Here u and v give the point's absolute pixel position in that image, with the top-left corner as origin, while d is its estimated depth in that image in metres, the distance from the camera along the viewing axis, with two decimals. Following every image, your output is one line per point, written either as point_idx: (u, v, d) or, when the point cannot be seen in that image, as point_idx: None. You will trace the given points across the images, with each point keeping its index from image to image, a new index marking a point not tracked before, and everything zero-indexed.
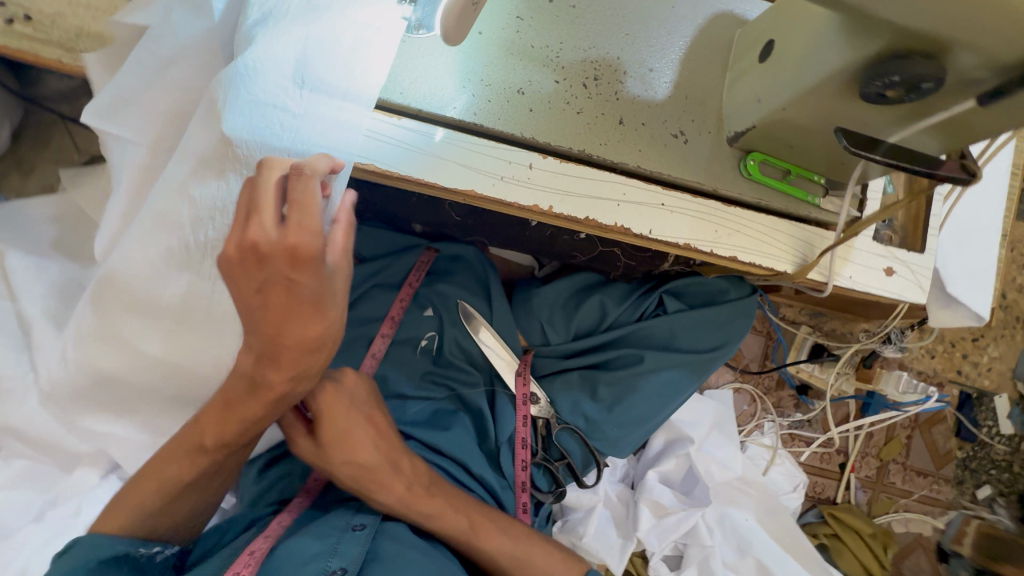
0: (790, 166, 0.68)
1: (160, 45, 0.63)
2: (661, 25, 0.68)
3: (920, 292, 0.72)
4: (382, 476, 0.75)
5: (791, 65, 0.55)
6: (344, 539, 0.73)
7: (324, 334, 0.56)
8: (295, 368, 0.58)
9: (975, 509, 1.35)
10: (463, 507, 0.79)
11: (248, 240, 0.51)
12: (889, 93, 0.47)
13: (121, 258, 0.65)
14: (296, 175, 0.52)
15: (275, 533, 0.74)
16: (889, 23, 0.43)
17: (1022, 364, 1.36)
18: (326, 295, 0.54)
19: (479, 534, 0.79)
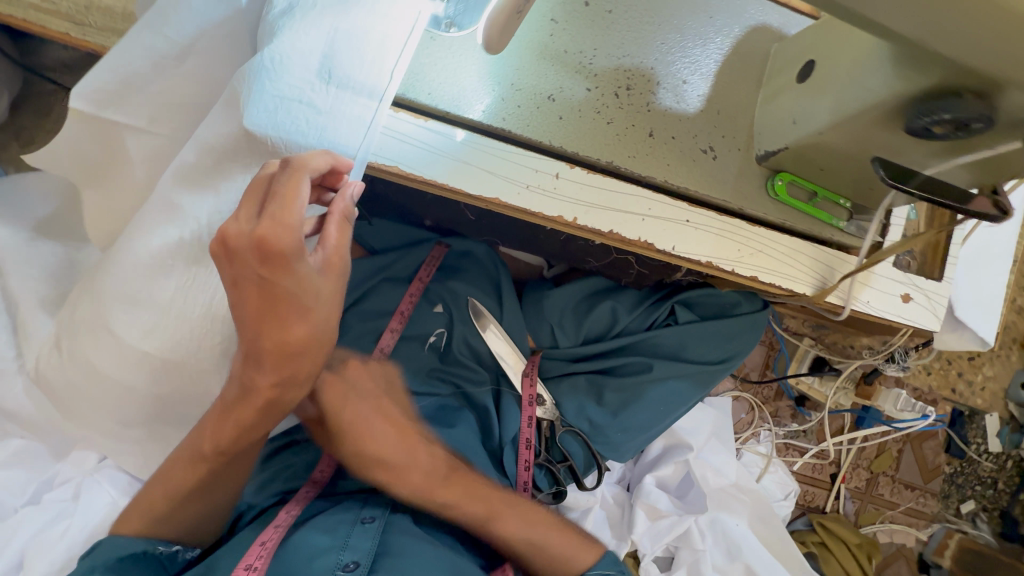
0: (817, 188, 0.67)
1: (179, 26, 0.61)
2: (697, 36, 0.66)
3: (934, 319, 0.73)
4: (407, 461, 0.77)
5: (834, 88, 0.54)
6: (354, 533, 0.74)
7: (309, 337, 0.55)
8: (280, 371, 0.56)
9: (959, 523, 1.39)
10: (483, 495, 0.79)
11: (221, 232, 0.49)
12: (936, 128, 0.47)
13: (132, 247, 0.63)
14: (280, 169, 0.50)
15: (284, 523, 0.75)
16: (947, 58, 0.42)
17: (1015, 385, 1.37)
18: (306, 293, 0.52)
19: (497, 520, 0.79)
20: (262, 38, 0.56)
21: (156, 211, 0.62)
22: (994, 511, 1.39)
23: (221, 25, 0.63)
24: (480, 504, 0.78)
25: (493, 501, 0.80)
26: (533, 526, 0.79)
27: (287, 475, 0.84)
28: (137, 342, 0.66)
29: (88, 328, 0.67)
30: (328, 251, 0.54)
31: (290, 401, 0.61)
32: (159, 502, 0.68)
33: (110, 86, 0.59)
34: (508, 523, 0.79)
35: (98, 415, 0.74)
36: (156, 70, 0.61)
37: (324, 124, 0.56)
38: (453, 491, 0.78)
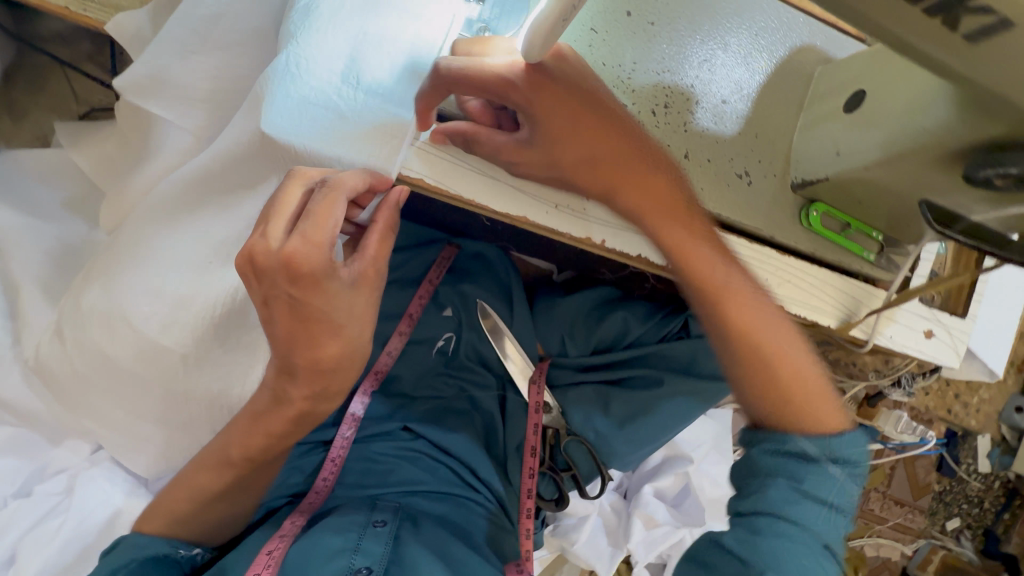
0: (851, 219, 0.65)
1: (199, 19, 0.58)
2: (739, 54, 0.63)
3: (954, 356, 0.72)
4: (634, 180, 0.57)
5: (886, 123, 0.52)
6: (366, 535, 0.74)
7: (344, 352, 0.53)
8: (312, 385, 0.56)
9: (944, 540, 1.40)
10: (724, 265, 0.58)
11: (249, 249, 0.49)
12: (998, 182, 0.44)
13: (166, 246, 0.64)
14: (320, 189, 0.50)
15: (289, 533, 0.74)
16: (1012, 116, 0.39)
17: (1007, 408, 1.38)
18: (335, 315, 0.51)
19: (722, 299, 0.57)
20: (286, 36, 0.52)
21: (198, 200, 0.65)
22: (978, 529, 1.42)
23: (245, 20, 0.60)
24: (714, 279, 0.57)
25: (731, 281, 0.58)
26: (775, 339, 0.57)
27: (292, 481, 0.85)
28: (151, 341, 0.64)
29: (100, 317, 0.64)
30: (364, 263, 0.53)
31: (321, 413, 0.61)
32: (179, 507, 0.66)
33: (144, 78, 0.59)
34: (744, 309, 0.57)
35: (102, 410, 0.72)
36: (178, 62, 0.59)
37: (350, 132, 0.53)
38: (677, 217, 0.58)
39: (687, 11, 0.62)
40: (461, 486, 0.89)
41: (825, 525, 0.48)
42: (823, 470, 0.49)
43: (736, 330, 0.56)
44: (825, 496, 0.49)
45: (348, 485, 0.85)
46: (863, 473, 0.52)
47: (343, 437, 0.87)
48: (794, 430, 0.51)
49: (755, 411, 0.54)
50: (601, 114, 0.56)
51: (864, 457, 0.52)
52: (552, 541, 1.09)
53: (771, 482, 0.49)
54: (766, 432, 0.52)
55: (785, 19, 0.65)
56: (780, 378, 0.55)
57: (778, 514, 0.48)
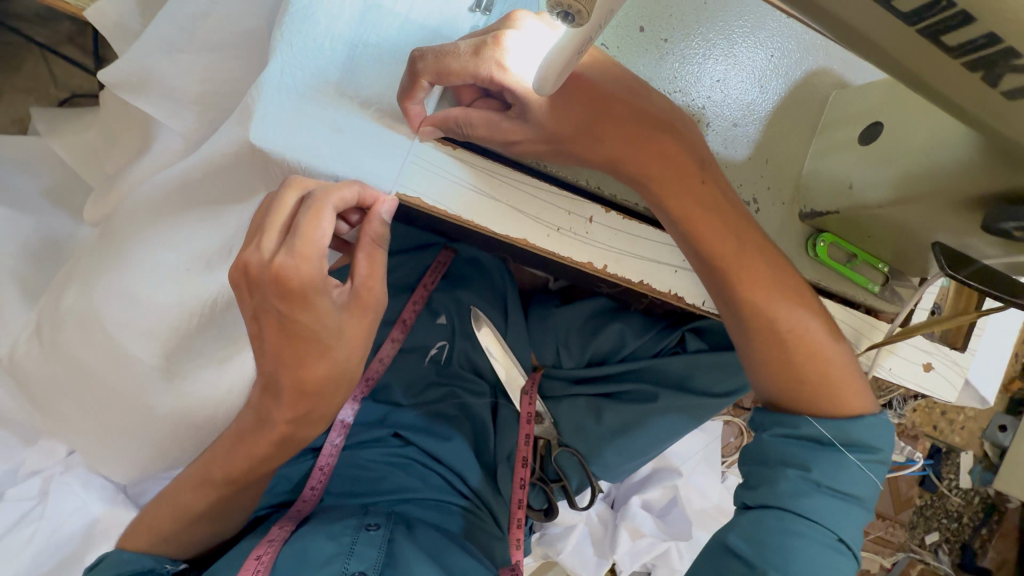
0: (857, 251, 0.64)
1: (185, 20, 0.55)
2: (754, 75, 0.61)
3: (952, 390, 0.71)
4: (642, 151, 0.53)
5: (905, 160, 0.50)
6: (359, 540, 0.72)
7: (330, 374, 0.51)
8: (296, 408, 0.52)
9: (922, 553, 1.31)
10: (755, 261, 0.56)
11: (243, 259, 0.48)
12: (1017, 234, 0.43)
13: (146, 254, 0.60)
14: (304, 203, 0.47)
15: (279, 537, 0.72)
16: None
17: (993, 424, 1.28)
18: (325, 335, 0.49)
19: (753, 289, 0.56)
20: (276, 42, 0.48)
21: (174, 202, 0.60)
22: (955, 544, 1.35)
23: (239, 20, 0.55)
24: (721, 251, 0.55)
25: (744, 252, 0.56)
26: (788, 313, 0.56)
27: (278, 490, 0.83)
28: (136, 348, 0.62)
29: (78, 320, 0.62)
30: (356, 284, 0.50)
31: (306, 437, 0.57)
32: (163, 522, 0.64)
33: (132, 76, 0.56)
34: (755, 281, 0.56)
35: (77, 418, 0.69)
36: (166, 60, 0.56)
37: (344, 148, 0.51)
38: (687, 188, 0.54)
39: (703, 29, 0.59)
40: (451, 493, 0.88)
41: (836, 511, 0.53)
42: (835, 458, 0.54)
43: (747, 308, 0.56)
44: (836, 484, 0.54)
45: (335, 496, 0.84)
46: (881, 458, 0.56)
47: (332, 445, 0.85)
48: (808, 411, 0.57)
49: (772, 393, 0.58)
50: (609, 80, 0.52)
51: (879, 440, 0.56)
52: (539, 549, 1.08)
53: (781, 472, 0.55)
54: (783, 417, 0.58)
55: (804, 40, 0.62)
56: (795, 361, 0.56)
57: (788, 505, 0.53)
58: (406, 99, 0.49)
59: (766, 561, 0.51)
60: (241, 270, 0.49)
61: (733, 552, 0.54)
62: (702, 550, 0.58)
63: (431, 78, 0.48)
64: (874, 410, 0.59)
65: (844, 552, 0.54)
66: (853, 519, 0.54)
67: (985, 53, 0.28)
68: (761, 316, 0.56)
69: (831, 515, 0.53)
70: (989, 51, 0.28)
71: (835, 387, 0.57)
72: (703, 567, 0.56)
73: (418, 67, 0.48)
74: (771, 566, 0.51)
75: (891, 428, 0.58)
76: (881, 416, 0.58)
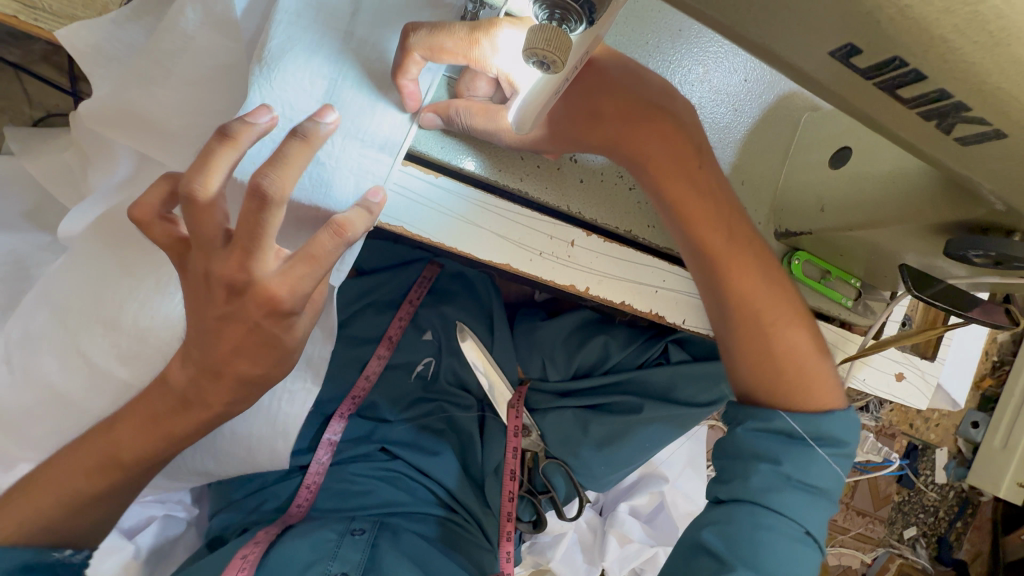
0: (830, 267, 0.67)
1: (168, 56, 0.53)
2: (729, 100, 0.63)
3: (923, 397, 0.74)
4: (650, 134, 0.53)
5: (873, 184, 0.52)
6: (344, 543, 0.75)
7: (268, 376, 0.50)
8: (237, 393, 0.50)
9: (901, 548, 1.32)
10: (744, 242, 0.57)
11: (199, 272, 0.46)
12: (976, 261, 0.44)
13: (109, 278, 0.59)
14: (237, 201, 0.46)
15: (265, 538, 0.75)
16: (990, 204, 0.42)
17: (964, 420, 1.27)
18: (300, 347, 0.52)
19: (736, 271, 0.57)
20: (255, 74, 0.47)
21: None
22: (932, 537, 1.35)
23: (219, 54, 0.54)
24: (714, 244, 0.56)
25: (736, 245, 0.57)
26: (771, 308, 0.58)
27: (265, 508, 0.83)
28: (110, 368, 0.60)
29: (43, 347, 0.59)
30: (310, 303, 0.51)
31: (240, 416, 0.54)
32: None
33: (111, 111, 0.54)
34: (745, 274, 0.57)
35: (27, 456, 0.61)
36: (146, 95, 0.54)
37: (329, 178, 0.51)
38: (687, 180, 0.55)
39: (680, 55, 0.61)
40: (436, 505, 0.89)
41: (803, 504, 0.54)
42: (805, 453, 0.55)
43: (737, 293, 0.57)
44: (804, 478, 0.55)
45: (325, 509, 0.84)
46: (847, 451, 0.57)
47: (320, 462, 0.86)
48: (785, 403, 0.57)
49: (748, 384, 0.59)
50: (617, 71, 0.53)
51: (847, 434, 0.57)
52: (528, 558, 1.07)
53: (754, 467, 0.55)
54: (755, 410, 0.58)
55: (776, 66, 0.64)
56: (780, 352, 0.57)
57: (759, 499, 0.54)
58: (399, 75, 0.49)
59: (736, 556, 0.52)
60: (170, 245, 0.48)
61: (705, 549, 0.54)
62: (676, 547, 0.58)
63: (424, 54, 0.48)
64: (843, 406, 0.60)
65: (809, 544, 0.55)
66: (819, 511, 0.55)
67: (939, 104, 0.30)
68: (749, 303, 0.57)
69: (798, 509, 0.54)
70: (942, 103, 0.29)
71: (812, 396, 0.57)
72: (676, 563, 0.56)
73: (409, 43, 0.47)
74: (740, 561, 0.51)
75: (858, 423, 0.59)
76: (849, 411, 0.58)
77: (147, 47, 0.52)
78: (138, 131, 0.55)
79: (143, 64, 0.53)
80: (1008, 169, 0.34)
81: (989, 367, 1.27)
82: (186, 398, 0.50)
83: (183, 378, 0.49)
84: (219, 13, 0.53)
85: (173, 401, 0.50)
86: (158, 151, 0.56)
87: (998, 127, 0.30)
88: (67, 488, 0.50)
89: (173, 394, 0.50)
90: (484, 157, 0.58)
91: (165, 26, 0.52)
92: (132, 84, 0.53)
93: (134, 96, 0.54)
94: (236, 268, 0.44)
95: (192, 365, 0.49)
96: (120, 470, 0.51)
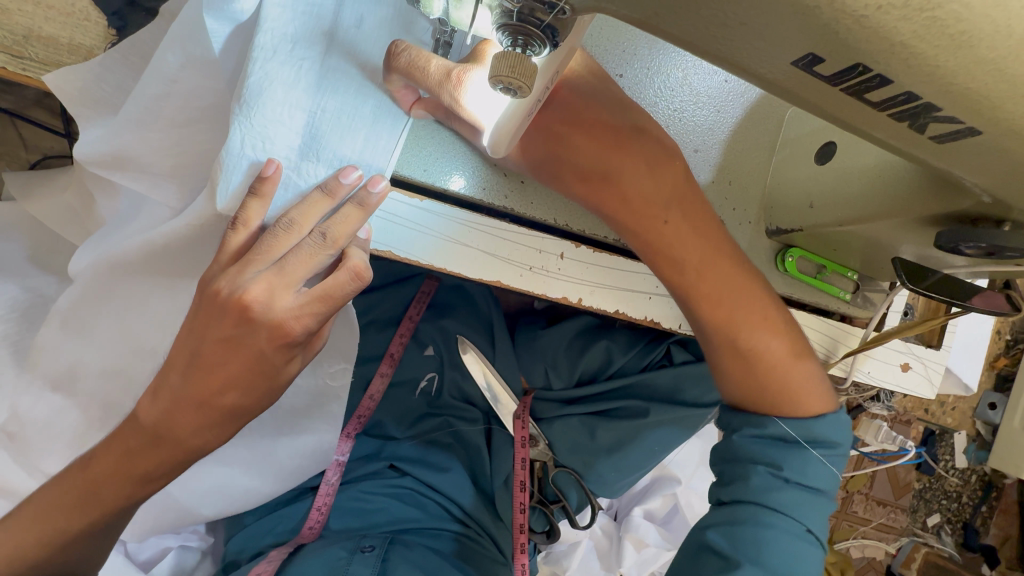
0: (824, 262, 0.66)
1: (161, 100, 0.54)
2: (711, 101, 0.63)
3: (930, 387, 0.73)
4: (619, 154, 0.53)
5: (865, 180, 0.51)
6: (355, 560, 0.75)
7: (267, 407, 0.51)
8: (232, 421, 0.51)
9: (925, 536, 1.30)
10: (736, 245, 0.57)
11: (200, 309, 0.48)
12: (969, 253, 0.44)
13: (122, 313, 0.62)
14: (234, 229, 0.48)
15: (278, 559, 0.76)
16: (975, 197, 0.41)
17: (982, 403, 1.24)
18: (293, 375, 0.52)
19: (715, 285, 0.56)
20: (234, 113, 0.48)
21: (170, 259, 0.59)
22: (957, 523, 1.32)
23: (202, 95, 0.55)
24: (684, 275, 0.56)
25: (706, 273, 0.55)
26: (750, 328, 0.56)
27: (277, 530, 0.83)
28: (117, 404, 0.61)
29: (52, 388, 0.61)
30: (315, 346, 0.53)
31: None
32: None
33: (108, 156, 0.56)
34: (722, 294, 0.56)
35: None
36: (137, 140, 0.55)
37: None
38: (656, 202, 0.54)
39: (659, 61, 0.60)
40: (450, 520, 0.89)
41: (804, 502, 0.54)
42: (803, 457, 0.54)
43: (718, 307, 0.56)
44: (804, 479, 0.54)
45: (337, 529, 0.84)
46: (841, 451, 0.56)
47: (329, 483, 0.86)
48: (772, 413, 0.56)
49: (736, 399, 0.58)
50: (582, 96, 0.53)
51: (840, 435, 0.57)
52: (544, 567, 1.07)
53: (752, 468, 0.55)
54: (749, 415, 0.57)
55: None
56: (766, 364, 0.56)
57: (760, 499, 0.53)
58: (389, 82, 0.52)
59: (742, 554, 0.51)
60: None
61: (710, 549, 0.54)
62: (681, 550, 0.58)
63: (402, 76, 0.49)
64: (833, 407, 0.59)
65: (812, 543, 0.54)
66: (820, 510, 0.55)
67: (910, 105, 0.30)
68: (734, 313, 0.56)
69: (800, 508, 0.53)
70: (912, 104, 0.29)
71: (803, 403, 0.56)
72: (682, 566, 0.55)
73: (392, 64, 0.49)
74: (746, 558, 0.51)
75: (848, 421, 0.59)
76: (840, 412, 0.58)
77: (139, 90, 0.53)
78: (132, 170, 0.57)
79: (136, 108, 0.54)
80: (989, 162, 0.34)
81: (1002, 347, 1.24)
82: (163, 431, 0.50)
83: (156, 413, 0.50)
84: (197, 55, 0.53)
85: (151, 437, 0.50)
86: (150, 187, 0.57)
87: (971, 124, 0.30)
88: (71, 521, 0.51)
89: (150, 427, 0.50)
90: (469, 176, 0.58)
91: (157, 70, 0.52)
92: (127, 128, 0.55)
93: (128, 138, 0.55)
94: (246, 305, 0.46)
95: (172, 398, 0.49)
96: (113, 507, 0.52)
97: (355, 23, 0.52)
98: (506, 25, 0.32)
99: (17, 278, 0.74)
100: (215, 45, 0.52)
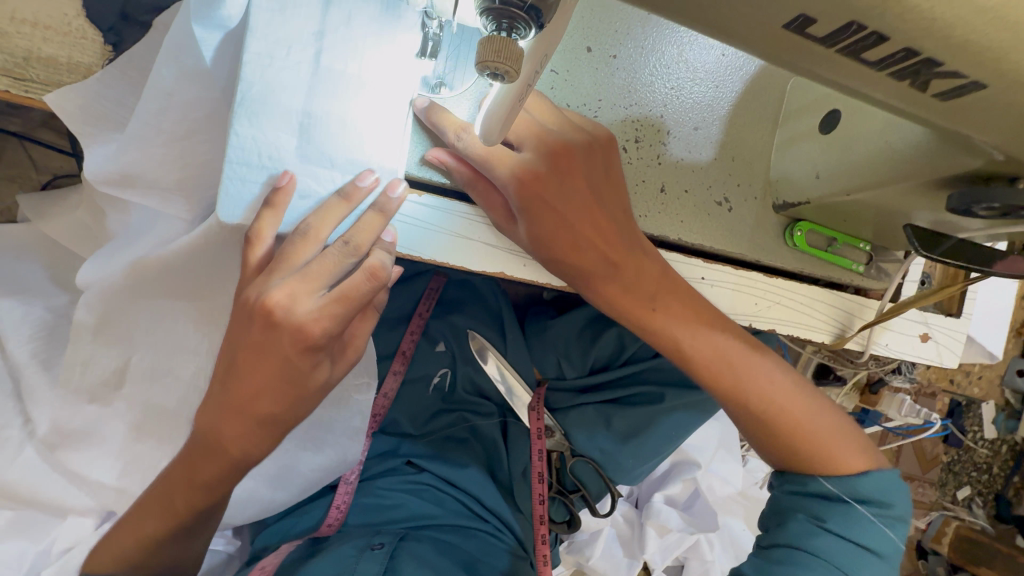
0: (835, 235, 0.65)
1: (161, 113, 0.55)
2: (708, 78, 0.62)
3: (952, 356, 0.72)
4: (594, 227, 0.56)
5: (869, 151, 0.50)
6: (365, 556, 0.76)
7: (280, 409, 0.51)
8: (244, 423, 0.51)
9: (956, 510, 1.24)
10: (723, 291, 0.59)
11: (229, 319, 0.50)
12: (984, 212, 0.42)
13: (140, 324, 0.64)
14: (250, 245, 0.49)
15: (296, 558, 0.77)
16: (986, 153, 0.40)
17: (1011, 370, 1.22)
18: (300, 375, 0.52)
19: (712, 347, 0.58)
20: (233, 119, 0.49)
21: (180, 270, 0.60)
22: (988, 494, 1.27)
23: (197, 106, 0.55)
24: (678, 335, 0.58)
25: (698, 336, 0.58)
26: (757, 389, 0.58)
27: (300, 526, 0.85)
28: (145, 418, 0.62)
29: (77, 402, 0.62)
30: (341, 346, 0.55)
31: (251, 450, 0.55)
32: None
33: (116, 175, 0.57)
34: (720, 355, 0.58)
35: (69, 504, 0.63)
36: (139, 153, 0.56)
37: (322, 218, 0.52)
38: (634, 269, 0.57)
39: (653, 39, 0.59)
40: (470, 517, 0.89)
41: (849, 556, 0.51)
42: (851, 513, 0.52)
43: (723, 363, 0.58)
44: (851, 533, 0.52)
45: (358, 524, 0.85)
46: (897, 513, 0.53)
47: (348, 482, 0.87)
48: (813, 473, 0.56)
49: (779, 462, 0.58)
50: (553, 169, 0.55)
51: (893, 497, 0.54)
52: (568, 557, 1.06)
53: (792, 516, 0.54)
54: (793, 475, 0.57)
55: None
56: (782, 420, 0.57)
57: (801, 544, 0.52)
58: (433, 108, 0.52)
59: None
60: None
61: None
62: None
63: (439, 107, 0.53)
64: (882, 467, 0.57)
65: None
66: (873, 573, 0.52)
67: (909, 61, 0.28)
68: (744, 363, 0.58)
69: (845, 561, 0.51)
70: (911, 60, 0.28)
71: (840, 460, 0.56)
72: None
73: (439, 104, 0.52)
74: None
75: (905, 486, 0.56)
76: (887, 471, 0.56)
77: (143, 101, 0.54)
78: (142, 186, 0.58)
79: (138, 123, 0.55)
80: (994, 117, 0.32)
81: None
82: None
83: None
84: (191, 66, 0.53)
85: (203, 452, 0.53)
86: (158, 200, 0.58)
87: (974, 77, 0.29)
88: None
89: None
90: None
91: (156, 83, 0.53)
92: (130, 143, 0.56)
93: (132, 153, 0.56)
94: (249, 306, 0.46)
95: None
96: None
97: (346, 18, 0.51)
98: (490, 10, 0.33)
99: (37, 296, 0.75)
100: (208, 52, 0.53)
